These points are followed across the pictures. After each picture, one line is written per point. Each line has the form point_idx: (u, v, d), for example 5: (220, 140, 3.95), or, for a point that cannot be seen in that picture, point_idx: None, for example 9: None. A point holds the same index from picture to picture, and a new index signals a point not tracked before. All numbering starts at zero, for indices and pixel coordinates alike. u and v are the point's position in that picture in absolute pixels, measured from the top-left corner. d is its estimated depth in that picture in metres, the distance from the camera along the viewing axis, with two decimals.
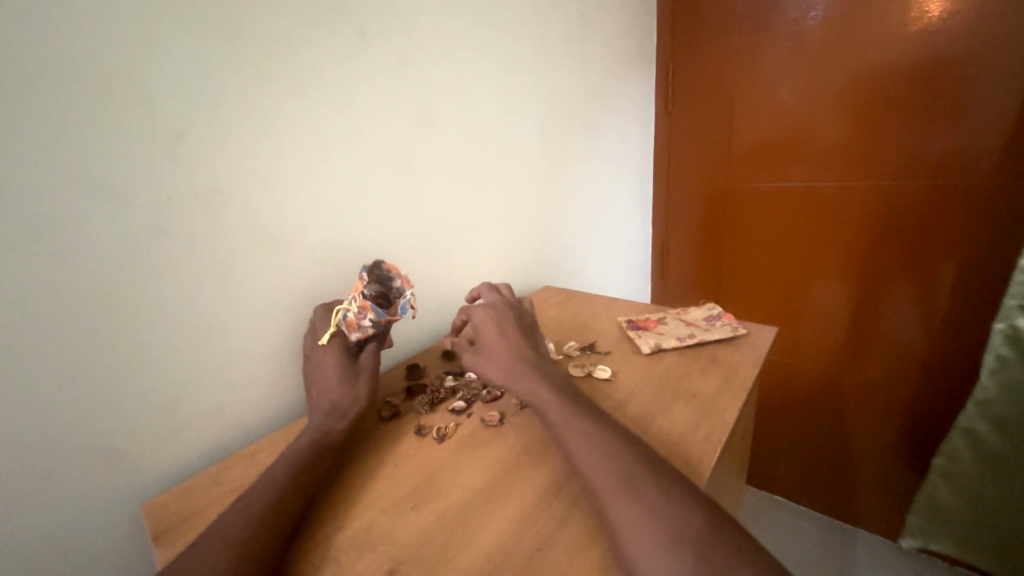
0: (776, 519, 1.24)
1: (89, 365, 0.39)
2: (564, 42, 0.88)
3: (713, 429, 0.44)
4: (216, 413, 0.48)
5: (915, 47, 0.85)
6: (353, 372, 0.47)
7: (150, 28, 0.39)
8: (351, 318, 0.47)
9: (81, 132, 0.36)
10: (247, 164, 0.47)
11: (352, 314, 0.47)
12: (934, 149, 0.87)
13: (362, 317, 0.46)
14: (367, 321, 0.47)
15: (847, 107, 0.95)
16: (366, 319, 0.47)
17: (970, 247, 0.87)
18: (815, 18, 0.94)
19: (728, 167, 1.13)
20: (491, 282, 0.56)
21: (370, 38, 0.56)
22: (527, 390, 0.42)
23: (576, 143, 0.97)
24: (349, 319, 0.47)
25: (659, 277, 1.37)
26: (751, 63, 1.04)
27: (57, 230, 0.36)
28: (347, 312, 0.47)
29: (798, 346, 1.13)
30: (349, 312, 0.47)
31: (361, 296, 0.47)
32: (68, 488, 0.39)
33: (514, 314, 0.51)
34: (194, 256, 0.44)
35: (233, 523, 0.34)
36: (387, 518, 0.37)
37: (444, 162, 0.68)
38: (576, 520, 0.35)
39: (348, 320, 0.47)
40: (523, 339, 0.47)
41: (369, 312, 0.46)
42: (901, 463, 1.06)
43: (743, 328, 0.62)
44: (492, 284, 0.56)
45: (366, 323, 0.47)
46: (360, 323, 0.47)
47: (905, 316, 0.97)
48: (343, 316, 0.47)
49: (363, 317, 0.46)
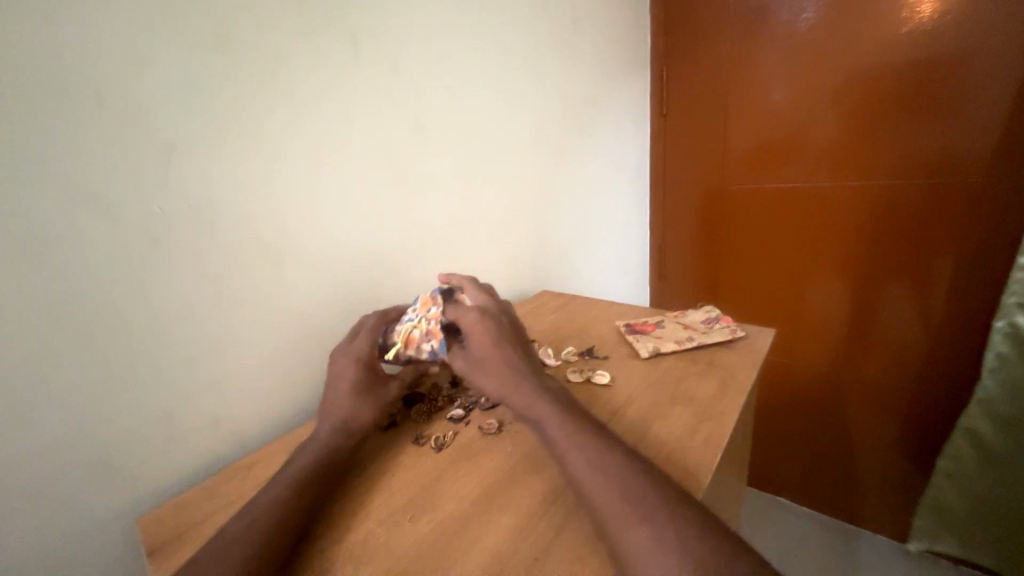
0: (779, 521, 1.23)
1: (82, 379, 0.39)
2: (558, 47, 0.89)
3: (712, 434, 0.44)
4: (212, 425, 0.48)
5: (907, 47, 0.86)
6: (372, 396, 0.46)
7: (142, 41, 0.39)
8: (412, 337, 0.46)
9: (74, 145, 0.36)
10: (242, 174, 0.47)
11: (417, 334, 0.46)
12: (928, 148, 0.88)
13: (426, 341, 0.46)
14: (427, 347, 0.46)
15: (841, 107, 0.95)
16: (427, 344, 0.46)
17: (968, 246, 0.87)
18: (806, 20, 0.95)
19: (724, 169, 1.13)
20: (473, 277, 0.52)
21: (365, 46, 0.56)
22: (527, 407, 0.41)
23: (572, 147, 0.97)
24: (412, 338, 0.47)
25: (657, 280, 1.37)
26: (745, 65, 1.04)
27: (50, 243, 0.36)
28: (412, 330, 0.47)
29: (798, 347, 1.13)
30: (415, 331, 0.46)
31: (435, 321, 0.46)
32: (62, 503, 0.38)
33: (503, 318, 0.47)
34: (188, 267, 0.44)
35: (228, 536, 0.33)
36: (384, 530, 0.37)
37: (440, 168, 0.68)
38: (574, 528, 0.35)
39: (410, 338, 0.46)
40: (518, 349, 0.45)
41: (435, 340, 0.45)
42: (904, 463, 1.05)
43: (742, 330, 0.62)
44: (475, 280, 0.51)
45: (425, 348, 0.46)
46: (421, 345, 0.46)
47: (905, 315, 0.97)
48: (406, 332, 0.47)
49: (427, 341, 0.46)
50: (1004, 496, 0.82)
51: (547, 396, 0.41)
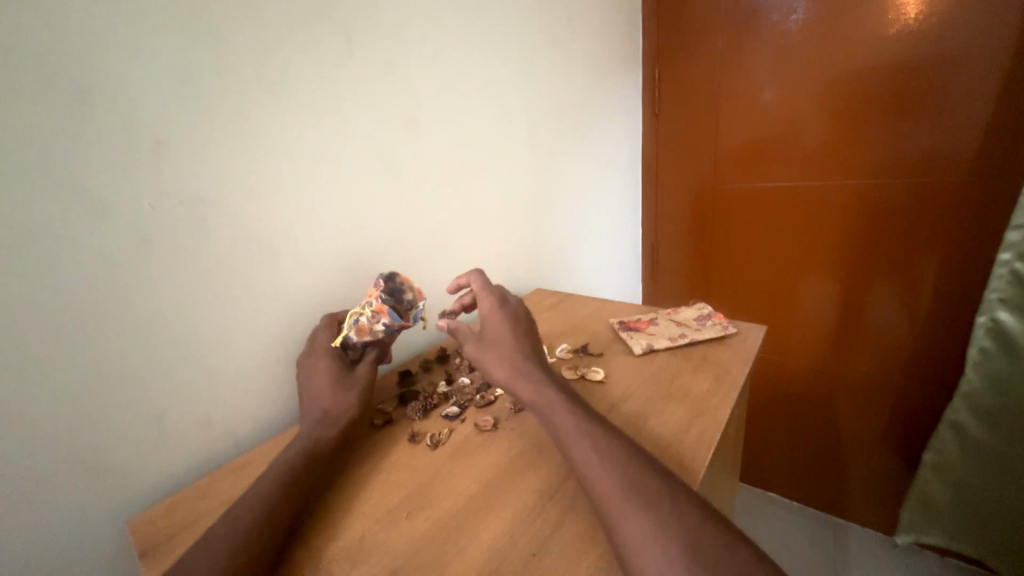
0: (771, 517, 1.25)
1: (71, 380, 0.38)
2: (551, 46, 0.89)
3: (705, 429, 0.44)
4: (204, 424, 0.47)
5: (894, 49, 0.87)
6: (344, 380, 0.46)
7: (132, 35, 0.38)
8: (363, 323, 0.48)
9: (62, 140, 0.36)
10: (232, 171, 0.46)
11: (365, 319, 0.48)
12: (914, 148, 0.89)
13: (376, 321, 0.47)
14: (379, 326, 0.48)
15: (830, 107, 0.96)
16: (379, 324, 0.48)
17: (953, 244, 0.89)
18: (796, 21, 0.96)
19: (715, 168, 1.15)
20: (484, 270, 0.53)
21: (358, 43, 0.56)
22: (532, 399, 0.40)
23: (565, 146, 0.97)
24: (361, 324, 0.48)
25: (649, 278, 1.38)
26: (736, 65, 1.06)
27: (37, 241, 0.35)
28: (360, 317, 0.48)
29: (789, 344, 1.15)
30: (363, 317, 0.48)
31: (377, 301, 0.48)
32: (50, 506, 0.38)
33: (519, 310, 0.49)
34: (179, 265, 0.43)
35: (222, 535, 0.33)
36: (381, 528, 0.37)
37: (434, 167, 0.68)
38: (571, 524, 0.35)
39: (360, 325, 0.48)
40: (530, 339, 0.46)
41: (385, 317, 0.47)
42: (892, 458, 1.07)
43: (734, 326, 0.63)
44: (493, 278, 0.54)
45: (378, 327, 0.48)
46: (372, 328, 0.48)
47: (892, 312, 0.99)
48: (355, 320, 0.48)
49: (376, 322, 0.47)
50: (988, 489, 0.84)
51: (545, 389, 0.41)
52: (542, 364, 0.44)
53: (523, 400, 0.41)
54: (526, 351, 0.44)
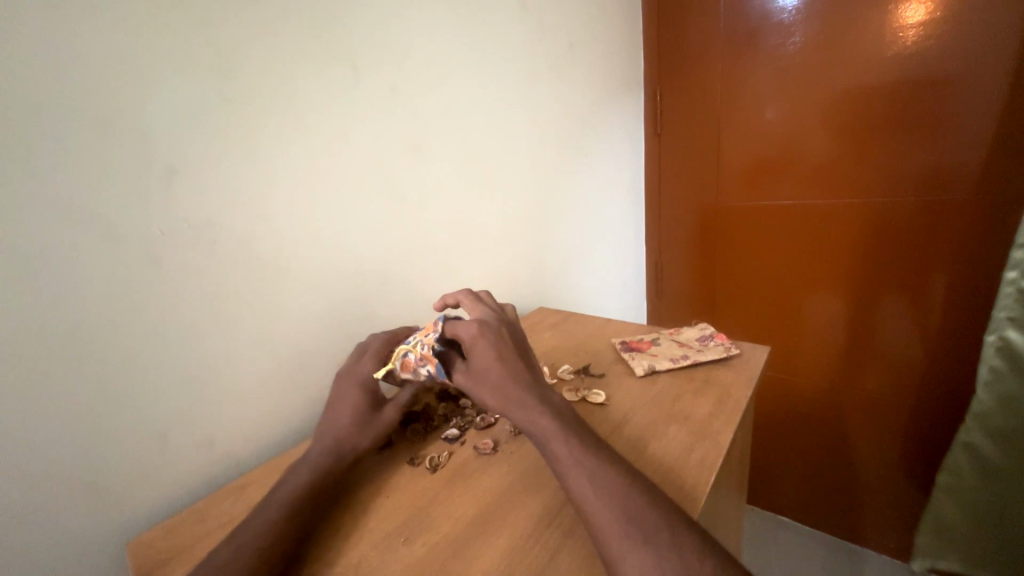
0: (782, 542, 1.21)
1: (77, 401, 0.39)
2: (553, 71, 0.91)
3: (707, 454, 0.43)
4: (205, 444, 0.48)
5: (893, 68, 0.88)
6: (365, 412, 0.46)
7: (150, 70, 0.41)
8: (410, 360, 0.47)
9: (81, 170, 0.38)
10: (238, 196, 0.47)
11: (413, 357, 0.47)
12: (917, 165, 0.89)
13: (421, 365, 0.46)
14: (423, 370, 0.46)
15: (831, 126, 0.97)
16: (423, 368, 0.46)
17: (961, 260, 0.88)
18: (794, 44, 0.98)
19: (719, 186, 1.15)
20: (470, 290, 0.53)
21: (365, 72, 0.58)
22: (527, 421, 0.40)
23: (567, 167, 0.98)
24: (408, 361, 0.47)
25: (653, 295, 1.38)
26: (737, 86, 1.07)
27: (51, 265, 0.37)
28: (410, 353, 0.47)
29: (797, 365, 1.13)
30: (412, 354, 0.47)
31: (429, 348, 0.46)
32: (52, 526, 0.38)
33: (504, 332, 0.46)
34: (187, 286, 0.44)
35: (219, 561, 0.33)
36: (378, 552, 0.36)
37: (437, 188, 0.69)
38: (570, 550, 0.35)
39: (407, 361, 0.47)
40: (520, 362, 0.44)
41: (430, 365, 0.46)
42: (906, 481, 1.04)
43: (737, 347, 0.62)
44: (474, 293, 0.52)
45: (422, 370, 0.47)
46: (416, 369, 0.47)
47: (901, 330, 0.97)
48: (404, 355, 0.47)
49: (422, 365, 0.46)
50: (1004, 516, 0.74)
51: (548, 412, 0.40)
52: (539, 388, 0.42)
53: (519, 425, 0.40)
54: (518, 374, 0.42)
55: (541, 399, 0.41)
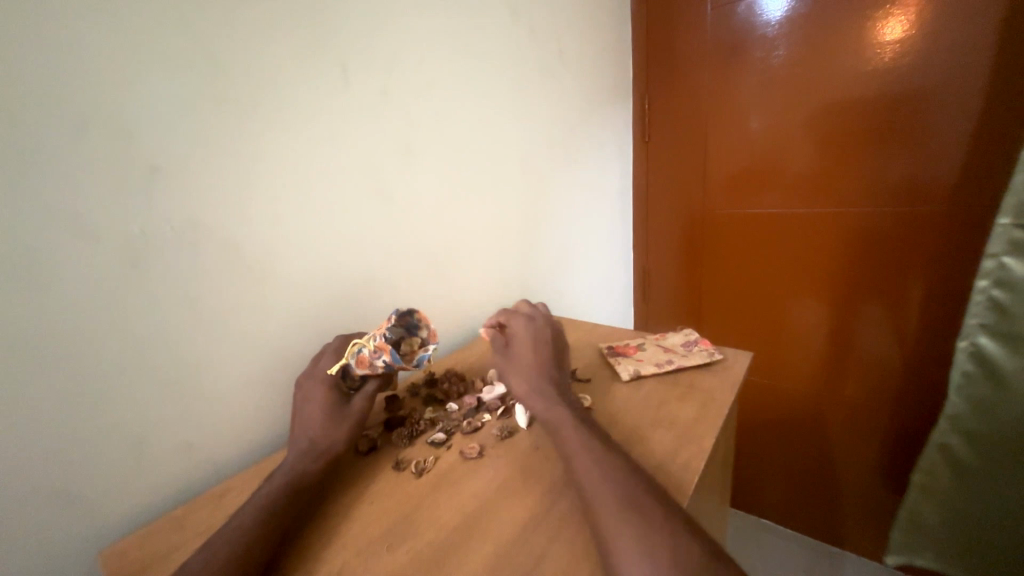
0: (764, 545, 1.23)
1: (48, 407, 0.37)
2: (543, 75, 0.92)
3: (691, 457, 0.44)
4: (183, 449, 0.46)
5: (872, 83, 0.91)
6: (338, 411, 0.45)
7: (136, 66, 0.40)
8: (364, 355, 0.46)
9: (58, 167, 0.37)
10: (223, 197, 0.47)
11: (367, 351, 0.46)
12: (894, 177, 0.92)
13: (376, 357, 0.46)
14: (380, 362, 0.46)
15: (812, 137, 1.00)
16: (379, 360, 0.46)
17: (935, 270, 0.91)
18: (778, 57, 1.00)
19: (704, 193, 1.17)
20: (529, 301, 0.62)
21: (355, 74, 0.58)
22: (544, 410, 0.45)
23: (556, 171, 0.99)
24: (363, 355, 0.46)
25: (640, 300, 1.39)
26: (723, 97, 1.09)
27: (24, 265, 0.36)
28: (363, 348, 0.46)
29: (780, 370, 1.15)
30: (365, 349, 0.46)
31: (381, 337, 0.46)
32: (19, 536, 0.37)
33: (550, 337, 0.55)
34: (166, 287, 0.43)
35: (193, 571, 0.32)
36: (362, 559, 0.36)
37: (426, 190, 0.69)
38: (554, 555, 0.35)
39: (361, 356, 0.46)
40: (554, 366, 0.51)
41: (385, 354, 0.45)
42: (884, 484, 1.07)
43: (720, 353, 0.64)
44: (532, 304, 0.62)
45: (378, 362, 0.46)
46: (373, 362, 0.46)
47: (879, 337, 1.00)
48: (357, 351, 0.46)
49: (377, 357, 0.45)
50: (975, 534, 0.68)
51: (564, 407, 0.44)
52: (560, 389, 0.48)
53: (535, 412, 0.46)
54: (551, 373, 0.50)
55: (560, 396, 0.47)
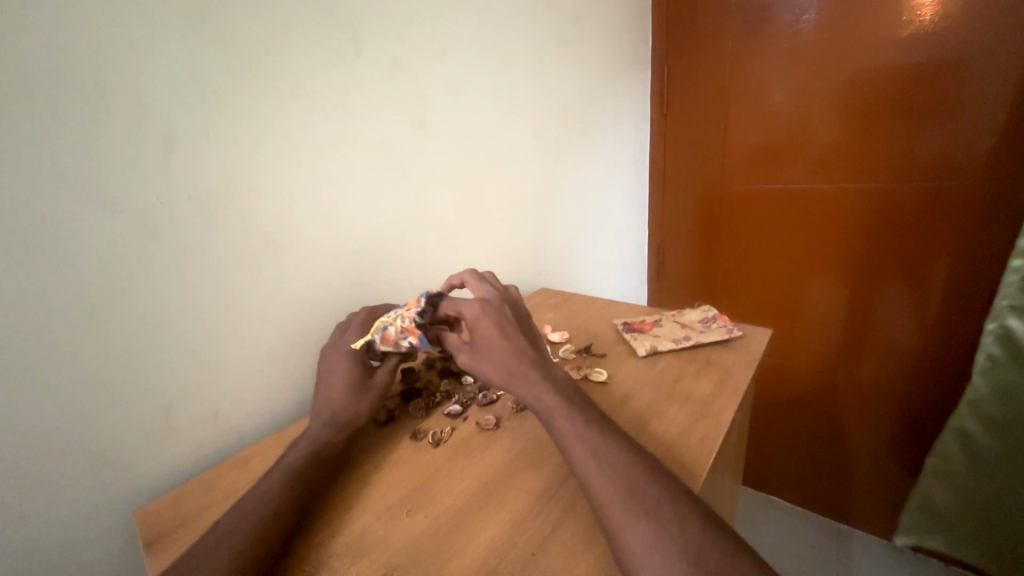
0: (772, 521, 1.24)
1: (79, 375, 0.39)
2: (560, 43, 0.89)
3: (706, 433, 0.44)
4: (209, 417, 0.48)
5: (909, 49, 0.86)
6: (359, 385, 0.46)
7: (148, 32, 0.39)
8: (389, 334, 0.46)
9: (78, 137, 0.37)
10: (239, 169, 0.47)
11: (393, 330, 0.46)
12: (927, 151, 0.88)
13: (403, 337, 0.46)
14: (405, 342, 0.46)
15: (840, 109, 0.95)
16: (405, 340, 0.46)
17: (965, 249, 0.88)
18: (808, 22, 0.95)
19: (724, 169, 1.14)
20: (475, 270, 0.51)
21: (367, 40, 0.56)
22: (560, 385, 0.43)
23: (571, 145, 0.97)
24: (388, 334, 0.46)
25: (654, 278, 1.38)
26: (746, 65, 1.04)
27: (49, 236, 0.36)
28: (389, 326, 0.46)
29: (795, 350, 1.14)
30: (392, 327, 0.46)
31: (410, 319, 0.46)
32: (58, 496, 0.38)
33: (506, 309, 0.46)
34: (187, 258, 0.44)
35: (222, 531, 0.34)
36: (382, 523, 0.37)
37: (440, 163, 0.68)
38: (571, 524, 0.35)
39: (387, 334, 0.46)
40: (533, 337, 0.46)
41: (412, 337, 0.46)
42: (897, 464, 1.06)
43: (738, 330, 0.63)
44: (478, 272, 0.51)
45: (404, 342, 0.46)
46: (397, 341, 0.46)
47: (900, 317, 0.98)
48: (383, 328, 0.46)
49: (403, 338, 0.46)
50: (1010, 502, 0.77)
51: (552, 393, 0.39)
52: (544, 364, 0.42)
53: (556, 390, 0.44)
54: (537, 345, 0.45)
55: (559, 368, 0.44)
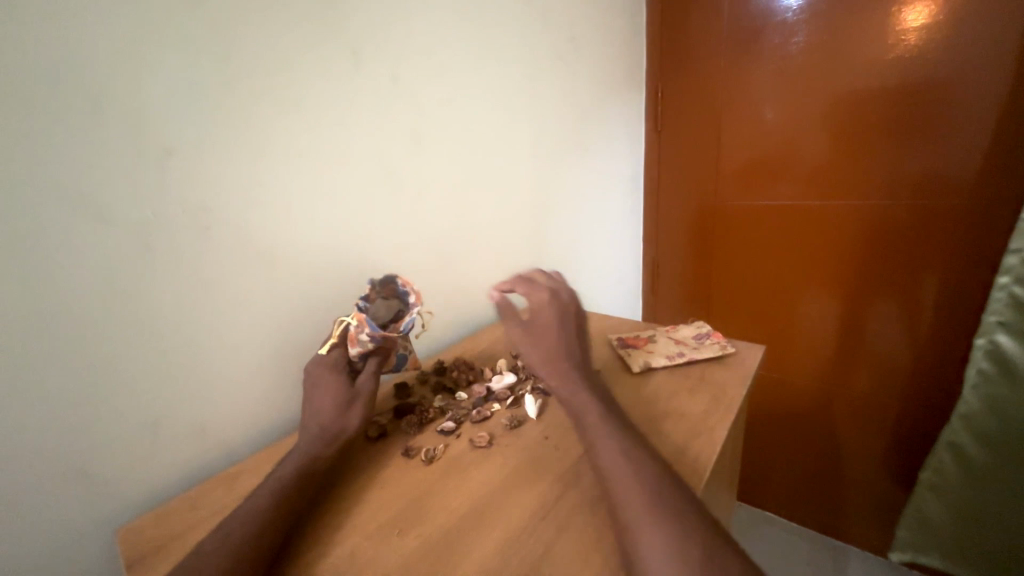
0: (768, 538, 1.23)
1: (65, 389, 0.38)
2: (555, 62, 0.90)
3: (702, 451, 0.44)
4: (198, 432, 0.47)
5: (893, 72, 0.88)
6: (346, 395, 0.45)
7: (148, 47, 0.40)
8: (350, 332, 0.47)
9: (75, 148, 0.37)
10: (234, 182, 0.47)
11: (352, 327, 0.47)
12: (913, 170, 0.90)
13: (360, 330, 0.47)
14: (365, 335, 0.47)
15: (829, 128, 0.97)
16: (363, 333, 0.47)
17: (953, 266, 0.89)
18: (796, 44, 0.98)
19: (716, 185, 1.15)
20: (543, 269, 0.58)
21: (366, 58, 0.57)
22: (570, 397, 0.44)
23: (567, 161, 0.98)
24: (349, 333, 0.48)
25: (648, 292, 1.38)
26: (738, 85, 1.07)
27: (42, 248, 0.36)
28: (347, 326, 0.48)
29: (789, 365, 1.14)
30: (350, 325, 0.48)
31: (359, 310, 0.48)
32: (39, 512, 0.38)
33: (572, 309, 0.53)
34: (180, 271, 0.44)
35: (208, 550, 0.33)
36: (373, 543, 0.36)
37: (436, 177, 0.68)
38: (565, 544, 0.35)
39: (348, 334, 0.48)
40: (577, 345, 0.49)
41: (365, 325, 0.47)
42: (892, 481, 1.06)
43: (731, 346, 0.63)
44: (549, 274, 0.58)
45: (364, 337, 0.47)
46: (359, 337, 0.47)
47: (891, 332, 0.98)
48: (344, 329, 0.48)
49: (360, 330, 0.47)
50: (999, 518, 0.78)
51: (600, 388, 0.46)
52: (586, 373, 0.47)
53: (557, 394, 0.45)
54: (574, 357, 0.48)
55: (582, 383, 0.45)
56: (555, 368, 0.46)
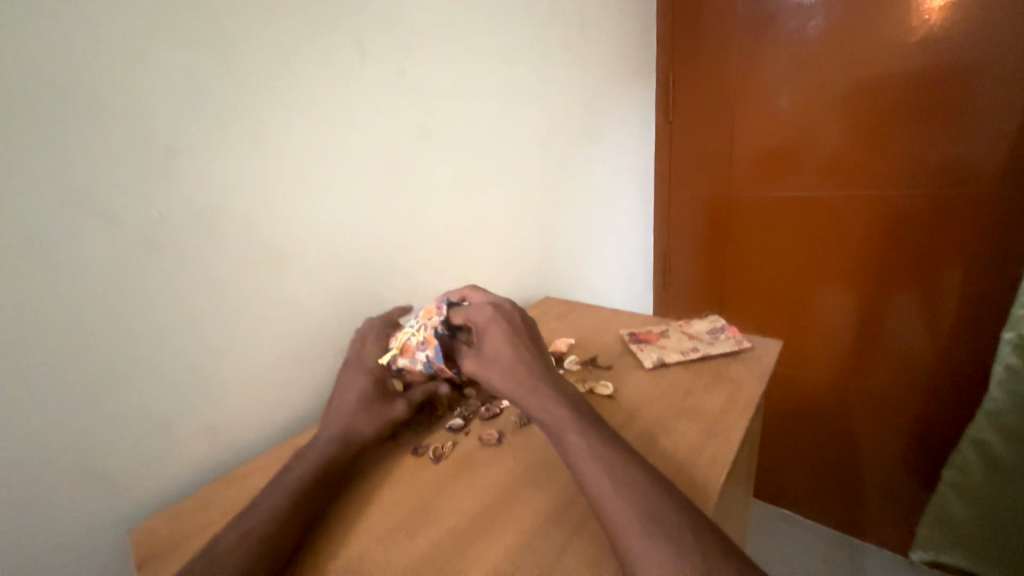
0: (784, 535, 1.21)
1: (74, 389, 0.38)
2: (564, 50, 0.88)
3: (718, 450, 0.42)
4: (208, 430, 0.47)
5: (917, 55, 0.85)
6: (376, 403, 0.46)
7: (149, 42, 0.39)
8: (410, 344, 0.47)
9: (78, 147, 0.36)
10: (239, 179, 0.46)
11: (414, 341, 0.47)
12: (937, 158, 0.86)
13: (421, 348, 0.47)
14: (421, 355, 0.47)
15: (848, 115, 0.94)
16: (421, 353, 0.47)
17: (979, 257, 0.86)
18: (814, 28, 0.94)
19: (730, 176, 1.13)
20: (476, 286, 0.52)
21: (370, 49, 0.56)
22: (541, 410, 0.40)
23: (576, 152, 0.96)
24: (408, 345, 0.48)
25: (659, 285, 1.36)
26: (752, 72, 1.04)
27: (48, 249, 0.36)
28: (411, 337, 0.48)
29: (805, 359, 1.12)
30: (413, 338, 0.47)
31: (432, 330, 0.47)
32: (52, 512, 0.38)
33: (515, 315, 0.49)
34: (186, 270, 0.43)
35: (218, 551, 0.33)
36: (382, 545, 0.36)
37: (443, 170, 0.67)
38: (577, 548, 0.34)
39: (407, 344, 0.48)
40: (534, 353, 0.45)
41: (430, 348, 0.46)
42: (912, 478, 1.03)
43: (748, 341, 0.61)
44: (478, 288, 0.52)
45: (420, 355, 0.47)
46: (415, 353, 0.47)
47: (913, 326, 0.95)
48: (405, 339, 0.48)
49: (421, 349, 0.47)
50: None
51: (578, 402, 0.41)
52: (554, 379, 0.43)
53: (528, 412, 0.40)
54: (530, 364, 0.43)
55: (556, 391, 0.41)
56: (521, 383, 0.41)
